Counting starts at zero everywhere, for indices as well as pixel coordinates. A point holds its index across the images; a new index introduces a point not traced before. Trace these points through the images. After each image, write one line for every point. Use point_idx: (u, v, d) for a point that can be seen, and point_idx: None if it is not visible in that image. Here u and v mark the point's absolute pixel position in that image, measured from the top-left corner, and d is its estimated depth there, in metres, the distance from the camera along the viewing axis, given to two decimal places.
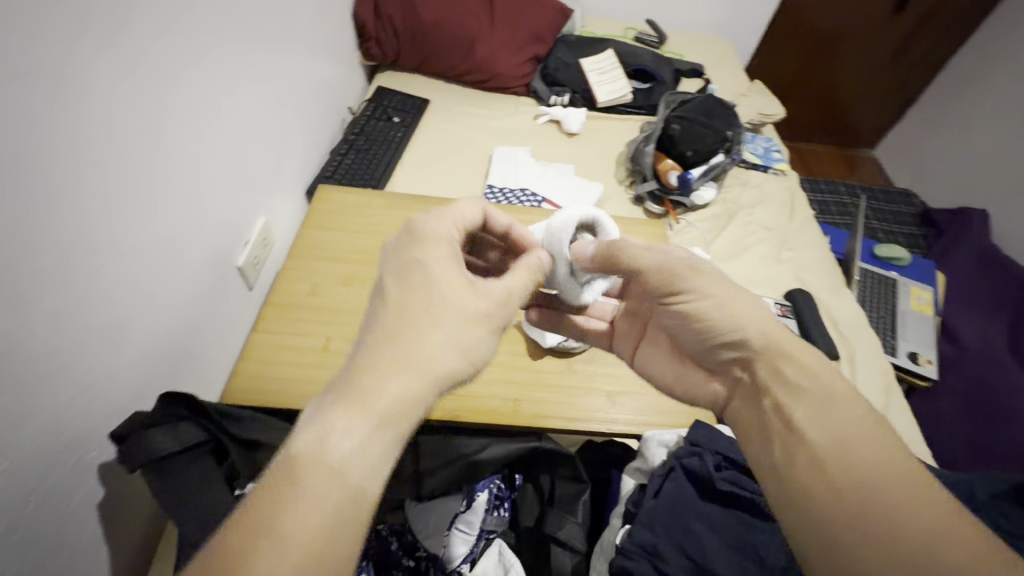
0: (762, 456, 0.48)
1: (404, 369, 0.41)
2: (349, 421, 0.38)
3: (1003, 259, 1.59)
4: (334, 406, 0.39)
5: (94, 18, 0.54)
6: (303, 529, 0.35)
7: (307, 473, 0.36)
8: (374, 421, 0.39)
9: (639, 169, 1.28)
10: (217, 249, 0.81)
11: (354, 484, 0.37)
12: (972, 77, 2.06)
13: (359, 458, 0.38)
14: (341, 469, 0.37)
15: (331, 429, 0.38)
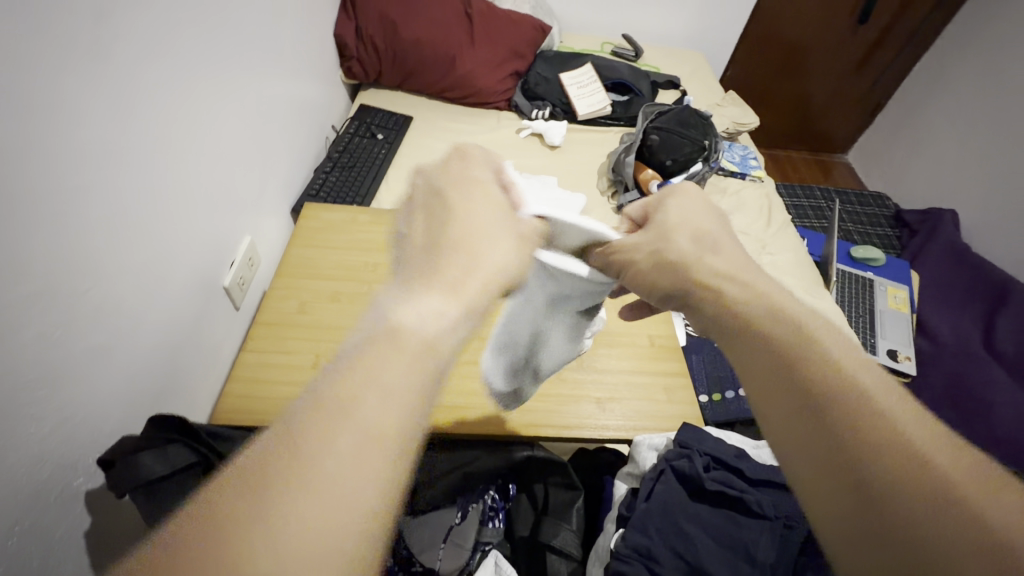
0: (755, 364, 0.43)
1: (473, 256, 0.41)
2: (432, 295, 0.37)
3: (974, 257, 1.65)
4: (422, 286, 0.37)
5: (79, 44, 0.55)
6: (375, 410, 0.30)
7: (405, 345, 0.33)
8: (451, 305, 0.37)
9: (620, 179, 1.31)
10: (207, 268, 0.82)
11: (426, 353, 0.33)
12: (936, 84, 2.15)
13: (434, 327, 0.35)
14: (420, 339, 0.34)
15: (413, 308, 0.36)
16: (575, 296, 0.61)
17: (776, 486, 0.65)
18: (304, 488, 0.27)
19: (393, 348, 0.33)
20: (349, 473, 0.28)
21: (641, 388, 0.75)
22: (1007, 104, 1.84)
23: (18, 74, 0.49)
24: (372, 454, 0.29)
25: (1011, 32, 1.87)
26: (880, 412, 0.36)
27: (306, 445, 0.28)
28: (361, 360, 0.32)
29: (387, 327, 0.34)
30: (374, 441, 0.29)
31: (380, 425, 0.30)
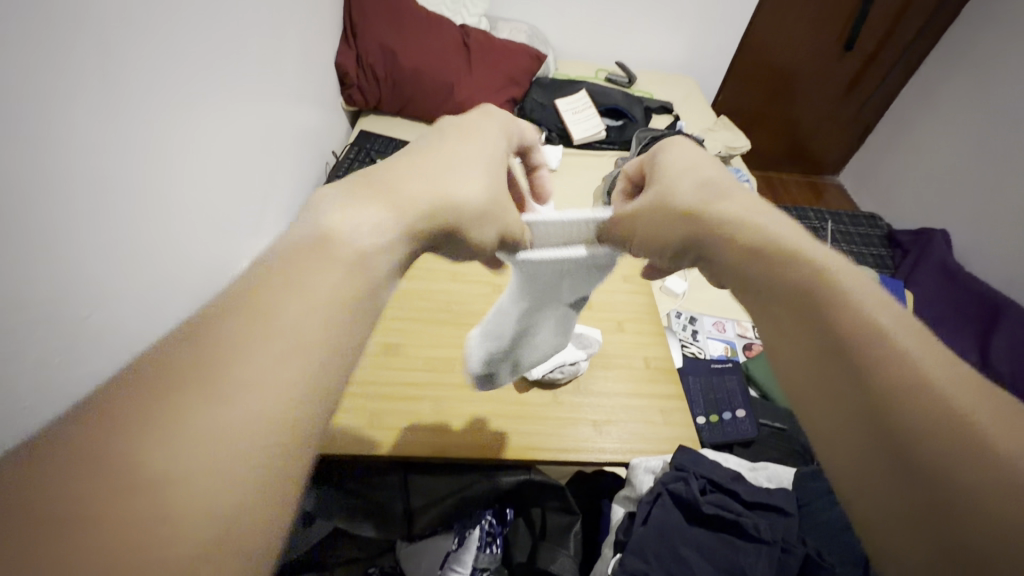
0: (754, 291, 0.41)
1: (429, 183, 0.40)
2: (379, 211, 0.36)
3: (967, 276, 1.67)
4: (367, 202, 0.36)
5: (85, 76, 0.56)
6: (290, 317, 0.29)
7: (332, 247, 0.32)
8: (389, 211, 0.36)
9: None
10: (205, 290, 0.82)
11: (360, 261, 0.33)
12: (923, 109, 2.21)
13: (368, 235, 0.34)
14: (352, 247, 0.33)
15: (347, 212, 0.34)
16: (555, 280, 0.63)
17: (773, 509, 0.65)
18: (218, 389, 0.25)
19: (325, 255, 0.32)
20: (266, 382, 0.26)
21: (638, 412, 0.75)
22: (993, 127, 1.89)
23: (31, 108, 0.50)
24: (297, 369, 0.28)
25: (994, 59, 1.93)
26: (868, 331, 0.33)
27: (222, 349, 0.27)
28: (285, 270, 0.31)
29: (315, 227, 0.33)
30: (297, 355, 0.28)
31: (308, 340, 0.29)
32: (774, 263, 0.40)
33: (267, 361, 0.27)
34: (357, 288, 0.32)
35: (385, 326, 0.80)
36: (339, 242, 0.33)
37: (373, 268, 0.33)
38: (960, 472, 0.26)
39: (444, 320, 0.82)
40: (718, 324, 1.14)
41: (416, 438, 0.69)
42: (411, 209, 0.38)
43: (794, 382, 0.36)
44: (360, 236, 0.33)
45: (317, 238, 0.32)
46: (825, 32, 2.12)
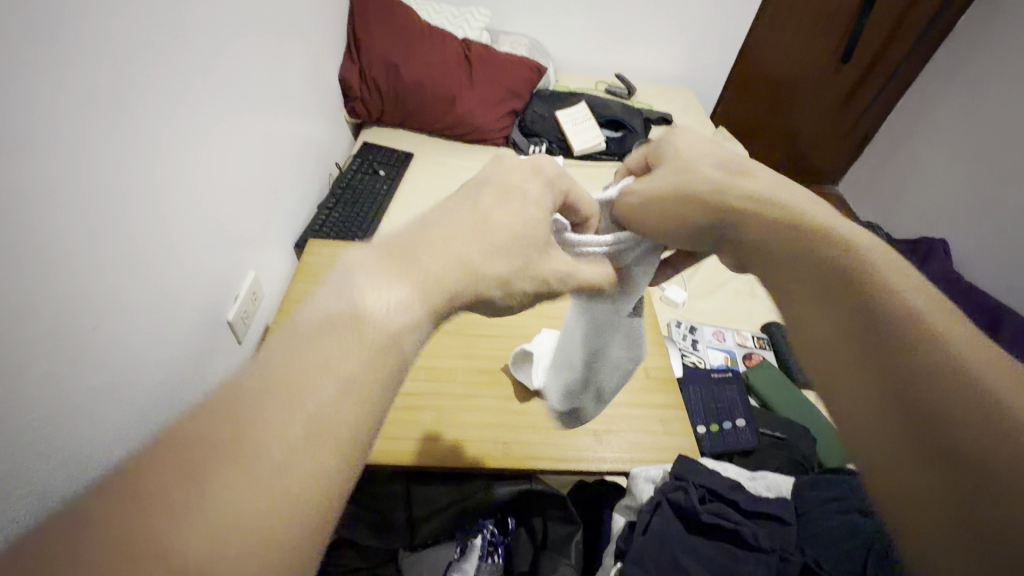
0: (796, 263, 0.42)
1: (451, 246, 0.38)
2: (393, 284, 0.34)
3: (966, 285, 1.67)
4: (390, 271, 0.35)
5: (97, 96, 0.57)
6: (323, 394, 0.29)
7: (364, 326, 0.32)
8: (412, 289, 0.35)
9: None
10: (208, 303, 0.83)
11: (382, 348, 0.32)
12: (919, 120, 2.23)
13: (390, 318, 0.33)
14: (377, 332, 0.32)
15: (372, 293, 0.34)
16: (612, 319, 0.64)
17: (772, 518, 0.66)
18: (241, 475, 0.25)
19: (350, 338, 0.31)
20: (285, 469, 0.26)
21: (638, 422, 0.75)
22: (990, 138, 1.91)
23: (44, 129, 0.51)
24: (317, 463, 0.27)
25: (988, 72, 1.96)
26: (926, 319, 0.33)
27: (249, 429, 0.26)
28: (311, 349, 0.30)
29: (339, 307, 0.32)
30: (317, 444, 0.28)
31: (327, 427, 0.28)
32: (820, 254, 0.41)
33: (288, 448, 0.27)
34: (376, 374, 0.31)
35: None
36: (363, 324, 0.32)
37: (396, 344, 0.33)
38: (994, 437, 0.27)
39: (447, 331, 0.83)
40: (718, 333, 1.15)
41: (418, 448, 0.69)
42: (433, 287, 0.36)
43: (825, 361, 0.37)
44: (384, 318, 0.33)
45: (342, 318, 0.32)
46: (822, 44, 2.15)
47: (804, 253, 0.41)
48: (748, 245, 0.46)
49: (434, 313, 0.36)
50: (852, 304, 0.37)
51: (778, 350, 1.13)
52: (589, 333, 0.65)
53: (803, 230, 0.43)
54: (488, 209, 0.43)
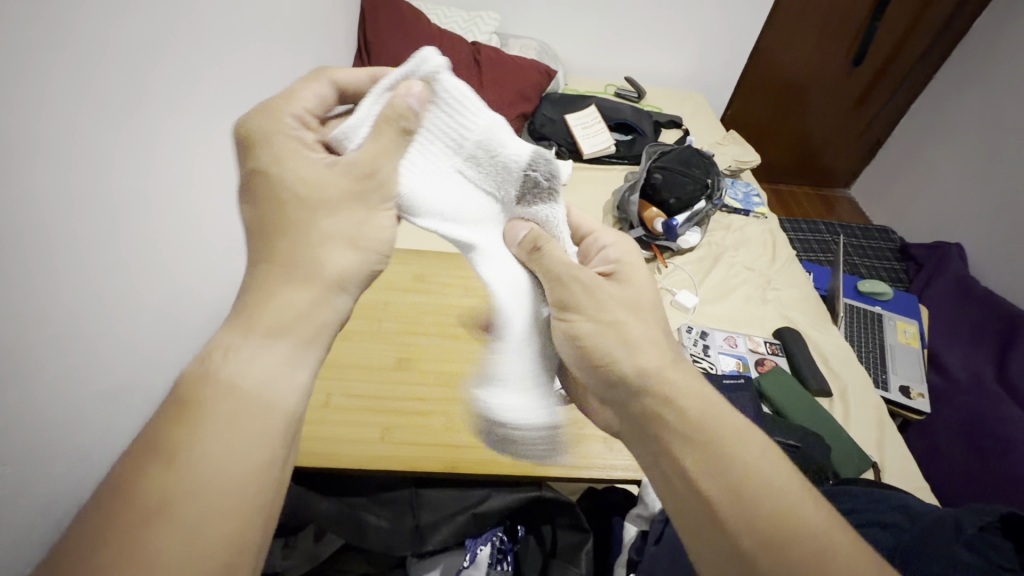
0: (653, 465, 0.48)
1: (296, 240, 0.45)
2: (236, 340, 0.42)
3: (980, 290, 1.64)
4: (224, 332, 0.42)
5: (110, 99, 0.58)
6: (188, 481, 0.35)
7: (201, 391, 0.39)
8: (261, 336, 0.42)
9: (626, 216, 1.35)
10: (218, 307, 0.83)
11: (254, 398, 0.40)
12: (935, 121, 2.20)
13: (250, 373, 0.40)
14: (238, 391, 0.40)
15: (225, 356, 0.41)
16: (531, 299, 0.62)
17: None
18: (149, 547, 0.33)
19: (211, 402, 0.38)
20: (189, 536, 0.34)
21: None
22: (1003, 140, 1.88)
23: (55, 130, 0.51)
24: (220, 518, 0.36)
25: (1004, 72, 1.93)
26: (796, 526, 0.41)
27: (147, 508, 0.34)
28: (169, 439, 0.36)
29: (178, 386, 0.39)
30: (217, 503, 0.36)
31: (218, 484, 0.36)
32: (685, 450, 0.46)
33: (191, 519, 0.35)
34: (257, 422, 0.39)
35: (398, 341, 0.81)
36: (220, 387, 0.39)
37: (240, 389, 0.40)
38: None
39: (458, 335, 0.82)
40: (729, 339, 1.14)
41: (429, 453, 0.69)
42: (292, 311, 0.44)
43: (703, 551, 0.43)
44: (239, 372, 0.40)
45: (187, 396, 0.39)
46: (832, 47, 2.13)
47: (682, 456, 0.46)
48: (641, 404, 0.50)
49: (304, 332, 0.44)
50: (729, 502, 0.42)
51: (790, 356, 1.12)
52: (463, 213, 0.57)
53: (679, 411, 0.48)
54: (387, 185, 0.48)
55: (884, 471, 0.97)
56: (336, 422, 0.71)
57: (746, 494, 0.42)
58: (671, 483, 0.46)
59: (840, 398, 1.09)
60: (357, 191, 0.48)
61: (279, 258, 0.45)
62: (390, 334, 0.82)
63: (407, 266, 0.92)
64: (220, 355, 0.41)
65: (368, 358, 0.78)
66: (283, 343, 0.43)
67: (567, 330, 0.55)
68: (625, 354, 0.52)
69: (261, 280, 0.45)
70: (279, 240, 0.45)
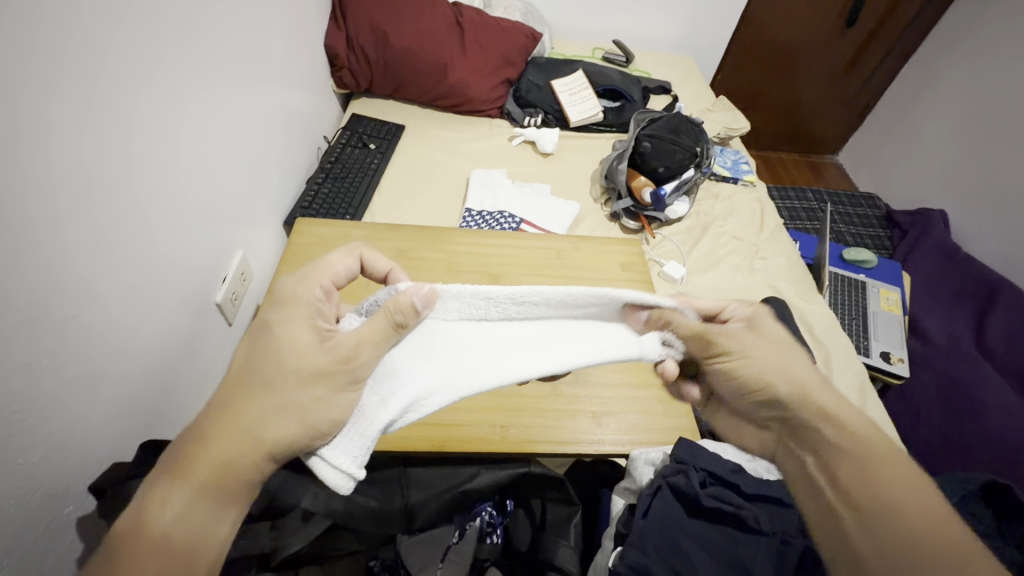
0: (790, 453, 0.52)
1: (237, 423, 0.46)
2: (171, 489, 0.43)
3: (963, 256, 1.66)
4: (164, 475, 0.44)
5: (63, 71, 0.54)
6: None
7: (130, 542, 0.41)
8: (195, 487, 0.44)
9: (614, 186, 1.32)
10: (196, 288, 0.81)
11: (177, 551, 0.42)
12: (924, 83, 2.18)
13: (180, 527, 0.43)
14: (164, 543, 0.42)
15: (154, 505, 0.43)
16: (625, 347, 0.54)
17: (775, 502, 0.63)
18: None
19: (141, 552, 0.41)
20: None
21: (642, 401, 0.74)
22: (991, 105, 1.87)
23: (10, 104, 0.49)
24: None
25: (993, 34, 1.90)
26: (902, 493, 0.44)
27: None
28: None
29: (117, 533, 0.42)
30: None
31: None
32: (812, 423, 0.51)
33: None
34: None
35: None
36: (152, 538, 0.42)
37: (170, 544, 0.42)
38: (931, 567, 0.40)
39: None
40: None
41: (418, 433, 0.68)
42: (220, 468, 0.45)
43: (808, 501, 0.49)
44: (170, 526, 0.42)
45: (126, 542, 0.42)
46: (825, 7, 2.07)
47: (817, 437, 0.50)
48: (796, 422, 0.52)
49: (230, 487, 0.45)
50: (854, 520, 0.45)
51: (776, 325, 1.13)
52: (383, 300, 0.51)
53: (825, 424, 0.50)
54: (310, 355, 0.48)
55: None
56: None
57: (885, 521, 0.43)
58: (791, 460, 0.52)
59: (824, 364, 1.11)
60: (331, 368, 0.47)
61: (228, 412, 0.46)
62: None
63: (390, 241, 0.88)
64: (155, 507, 0.43)
65: None
66: (210, 500, 0.44)
67: (723, 369, 0.55)
68: (774, 377, 0.53)
69: (214, 423, 0.46)
70: (232, 405, 0.47)
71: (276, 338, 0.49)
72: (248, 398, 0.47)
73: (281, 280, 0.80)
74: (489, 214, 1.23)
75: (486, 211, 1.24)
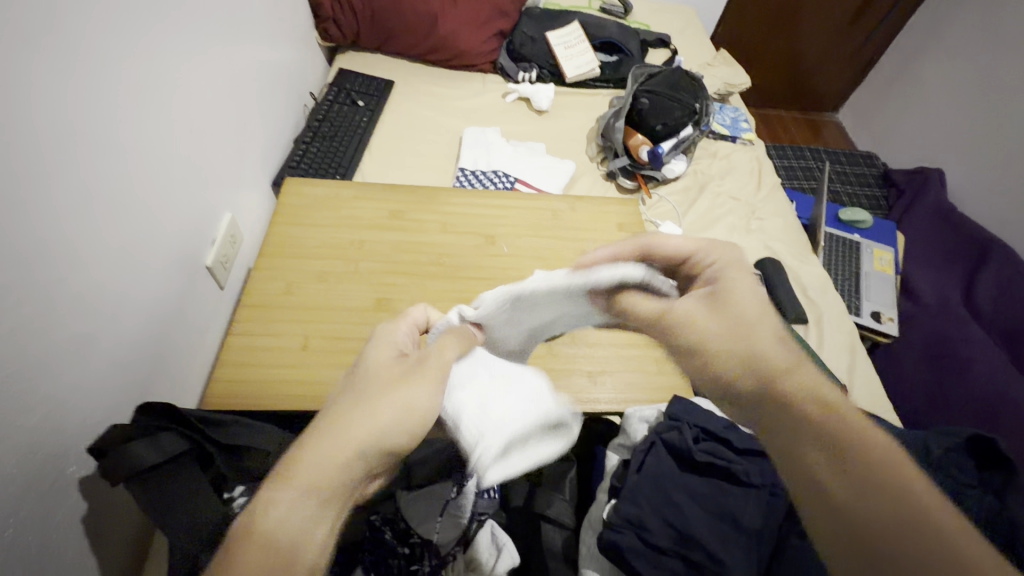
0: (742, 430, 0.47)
1: (350, 423, 0.44)
2: (278, 493, 0.40)
3: (958, 216, 1.65)
4: (269, 482, 0.41)
5: (40, 18, 0.51)
6: None
7: (242, 550, 0.37)
8: (304, 488, 0.40)
9: (610, 144, 1.30)
10: (185, 250, 0.79)
11: (285, 560, 0.38)
12: (930, 37, 2.11)
13: (286, 530, 0.39)
14: (273, 549, 0.38)
15: (268, 506, 0.39)
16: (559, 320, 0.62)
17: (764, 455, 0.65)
18: None
19: (254, 558, 0.37)
20: None
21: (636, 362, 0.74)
22: (995, 60, 1.82)
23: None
24: None
25: None
26: (875, 467, 0.38)
27: None
28: None
29: (227, 540, 0.38)
30: None
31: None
32: (770, 396, 0.45)
33: None
34: None
35: (375, 282, 0.75)
36: (263, 541, 0.38)
37: (279, 551, 0.38)
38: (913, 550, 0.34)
39: (437, 274, 0.77)
40: None
41: None
42: (325, 474, 0.41)
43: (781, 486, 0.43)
44: (277, 526, 0.39)
45: (237, 551, 0.37)
46: None
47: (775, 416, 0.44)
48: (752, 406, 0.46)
49: (333, 495, 0.41)
50: (826, 502, 0.38)
51: (770, 286, 1.14)
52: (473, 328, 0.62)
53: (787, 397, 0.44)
54: (402, 370, 0.49)
55: (851, 393, 1.02)
56: (314, 368, 0.65)
57: (864, 493, 0.37)
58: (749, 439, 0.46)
59: (816, 324, 1.12)
60: (402, 374, 0.49)
61: (329, 421, 0.45)
62: (364, 271, 0.76)
63: (382, 201, 0.86)
64: (261, 511, 0.39)
65: (340, 299, 0.72)
66: (314, 502, 0.40)
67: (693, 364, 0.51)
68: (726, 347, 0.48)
69: (319, 430, 0.44)
70: (337, 414, 0.46)
71: (363, 366, 0.50)
72: (349, 405, 0.46)
73: (271, 241, 0.78)
74: (482, 174, 1.20)
75: (479, 170, 1.21)
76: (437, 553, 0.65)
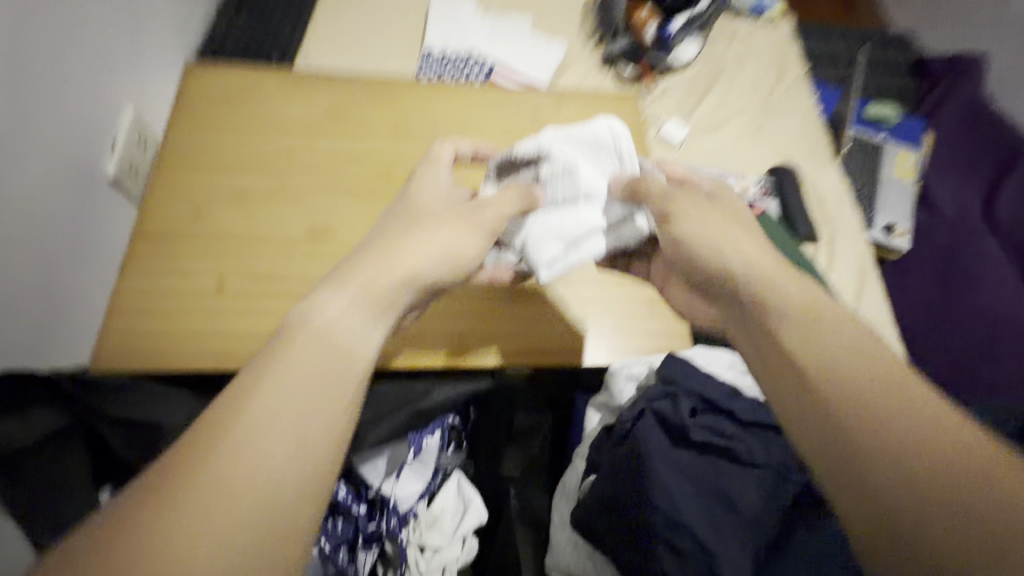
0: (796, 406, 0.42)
1: (401, 251, 0.48)
2: (333, 294, 0.44)
3: (992, 114, 1.46)
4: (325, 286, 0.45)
5: None
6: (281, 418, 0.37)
7: (300, 339, 0.41)
8: (354, 292, 0.45)
9: (609, 20, 1.07)
10: (73, 157, 0.62)
11: (336, 352, 0.41)
12: None
13: (338, 324, 0.43)
14: (325, 337, 0.42)
15: (315, 303, 0.43)
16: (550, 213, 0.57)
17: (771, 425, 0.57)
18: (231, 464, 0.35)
19: (273, 384, 0.39)
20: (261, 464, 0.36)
21: (625, 301, 0.63)
22: None
23: None
24: (284, 459, 0.36)
25: None
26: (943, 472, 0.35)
27: (240, 425, 0.37)
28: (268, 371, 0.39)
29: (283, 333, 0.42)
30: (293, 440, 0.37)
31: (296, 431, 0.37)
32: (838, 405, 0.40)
33: (269, 451, 0.36)
34: (331, 382, 0.40)
35: (308, 204, 0.60)
36: (315, 333, 0.42)
37: (334, 338, 0.42)
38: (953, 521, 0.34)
39: (387, 194, 0.62)
40: (718, 181, 0.99)
41: None
42: (379, 284, 0.46)
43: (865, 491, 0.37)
44: (330, 323, 0.42)
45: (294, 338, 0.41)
46: None
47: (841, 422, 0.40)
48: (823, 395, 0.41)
49: (382, 301, 0.45)
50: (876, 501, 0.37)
51: (783, 197, 1.00)
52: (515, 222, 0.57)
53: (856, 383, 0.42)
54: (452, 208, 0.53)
55: (856, 321, 0.93)
56: (228, 317, 0.53)
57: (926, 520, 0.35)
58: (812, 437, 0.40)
59: (827, 244, 1.00)
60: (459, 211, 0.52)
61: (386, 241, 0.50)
62: (294, 191, 0.61)
63: (316, 97, 0.67)
64: (314, 307, 0.43)
65: (262, 227, 0.58)
66: (363, 304, 0.44)
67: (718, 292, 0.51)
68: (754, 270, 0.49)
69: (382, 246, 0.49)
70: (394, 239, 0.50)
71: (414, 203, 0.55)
72: (399, 235, 0.50)
73: (176, 149, 0.62)
74: (453, 59, 0.98)
75: (449, 54, 0.99)
76: (398, 512, 0.61)
